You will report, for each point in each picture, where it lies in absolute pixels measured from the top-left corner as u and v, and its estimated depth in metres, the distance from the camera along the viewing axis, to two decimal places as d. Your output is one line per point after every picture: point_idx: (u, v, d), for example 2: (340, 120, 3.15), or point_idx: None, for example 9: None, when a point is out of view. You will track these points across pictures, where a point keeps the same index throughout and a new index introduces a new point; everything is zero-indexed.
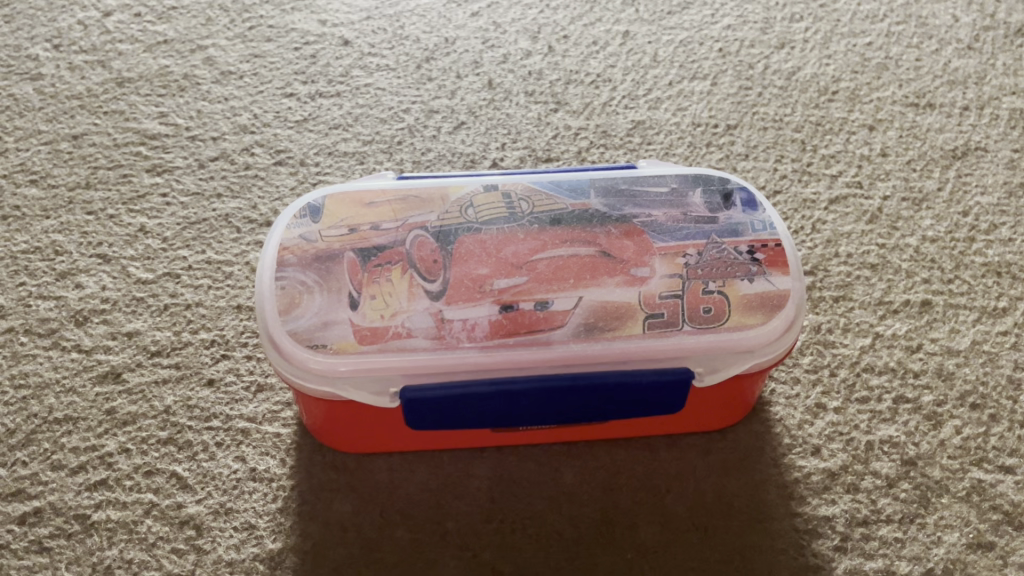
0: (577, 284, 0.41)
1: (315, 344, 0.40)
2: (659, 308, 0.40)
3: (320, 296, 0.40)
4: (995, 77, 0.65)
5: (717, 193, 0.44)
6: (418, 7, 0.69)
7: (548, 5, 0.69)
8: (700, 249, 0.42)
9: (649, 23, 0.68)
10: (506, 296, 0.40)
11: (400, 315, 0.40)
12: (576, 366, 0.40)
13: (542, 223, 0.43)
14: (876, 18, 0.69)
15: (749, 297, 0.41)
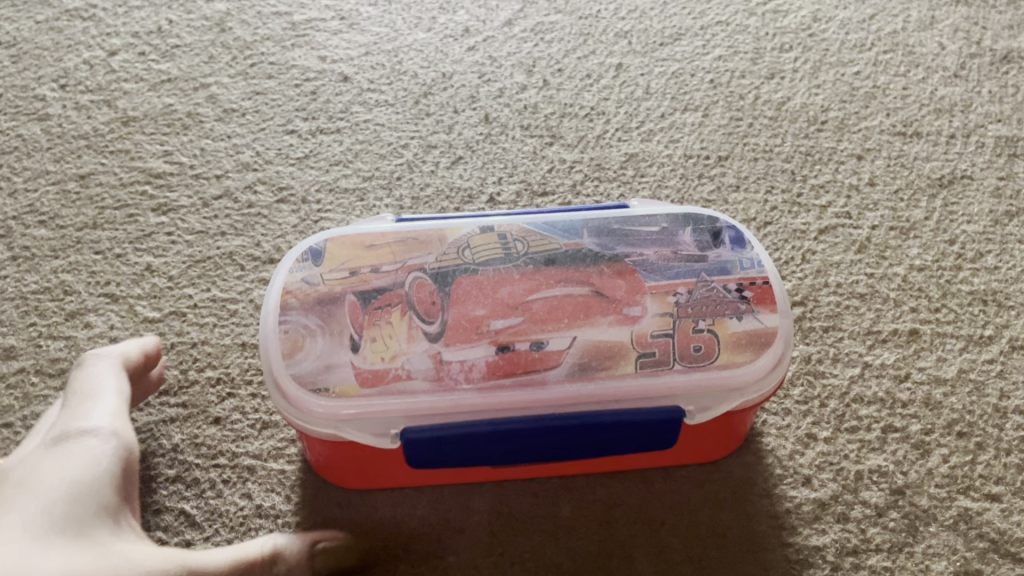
0: (571, 324, 0.42)
1: (318, 386, 0.41)
2: (650, 347, 0.42)
3: (323, 339, 0.42)
4: (981, 104, 0.66)
5: (707, 231, 0.45)
6: (415, 42, 0.70)
7: (543, 39, 0.70)
8: (691, 288, 0.43)
9: (642, 55, 0.69)
10: (503, 336, 0.42)
11: (400, 357, 0.41)
12: (571, 406, 0.41)
13: (538, 263, 0.44)
14: (864, 47, 0.71)
15: (738, 334, 0.42)
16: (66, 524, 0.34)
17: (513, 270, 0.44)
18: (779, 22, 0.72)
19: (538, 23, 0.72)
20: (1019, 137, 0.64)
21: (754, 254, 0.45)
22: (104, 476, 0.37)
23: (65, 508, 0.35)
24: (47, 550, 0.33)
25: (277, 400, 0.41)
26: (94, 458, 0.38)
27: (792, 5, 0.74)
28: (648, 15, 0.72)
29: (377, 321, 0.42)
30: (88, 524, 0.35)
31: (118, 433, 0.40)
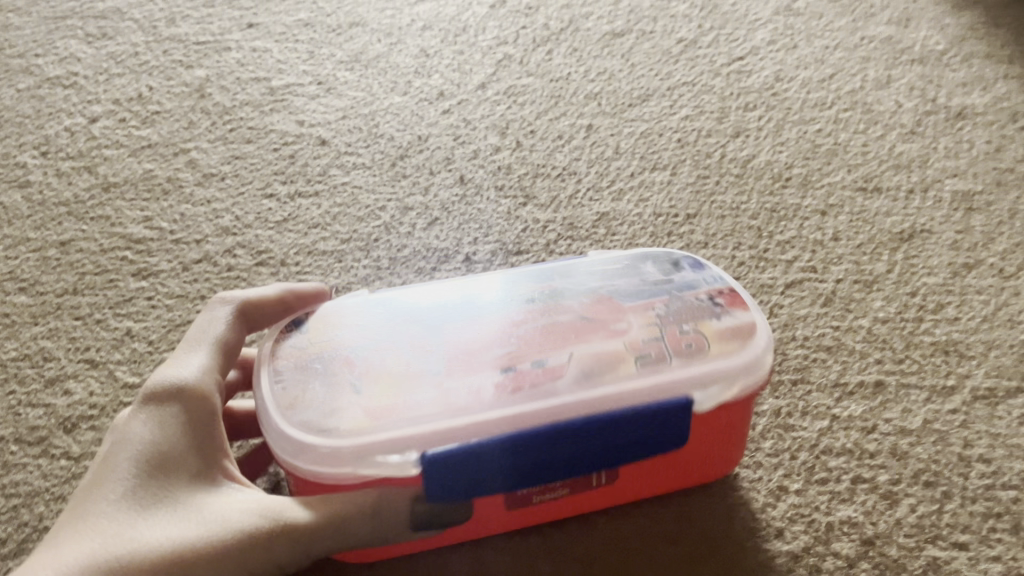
0: (565, 344, 0.44)
1: (327, 426, 0.41)
2: (645, 350, 0.44)
3: (324, 388, 0.43)
4: (937, 160, 0.69)
5: (665, 263, 0.50)
6: (393, 106, 0.73)
7: (517, 101, 0.73)
8: (664, 305, 0.47)
9: (611, 116, 0.72)
10: (503, 363, 0.43)
11: (404, 391, 0.42)
12: (582, 409, 0.41)
13: (521, 305, 0.47)
14: (824, 105, 0.74)
15: (722, 329, 0.45)
16: (156, 494, 0.38)
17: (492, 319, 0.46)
18: (742, 84, 0.76)
19: (512, 87, 0.74)
20: (975, 189, 0.66)
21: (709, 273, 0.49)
22: (184, 442, 0.40)
23: (151, 475, 0.39)
24: (141, 518, 0.37)
25: (284, 448, 0.41)
26: (173, 424, 0.40)
27: (754, 67, 0.77)
28: (617, 77, 0.76)
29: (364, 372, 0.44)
30: (179, 487, 0.39)
31: (209, 391, 0.42)
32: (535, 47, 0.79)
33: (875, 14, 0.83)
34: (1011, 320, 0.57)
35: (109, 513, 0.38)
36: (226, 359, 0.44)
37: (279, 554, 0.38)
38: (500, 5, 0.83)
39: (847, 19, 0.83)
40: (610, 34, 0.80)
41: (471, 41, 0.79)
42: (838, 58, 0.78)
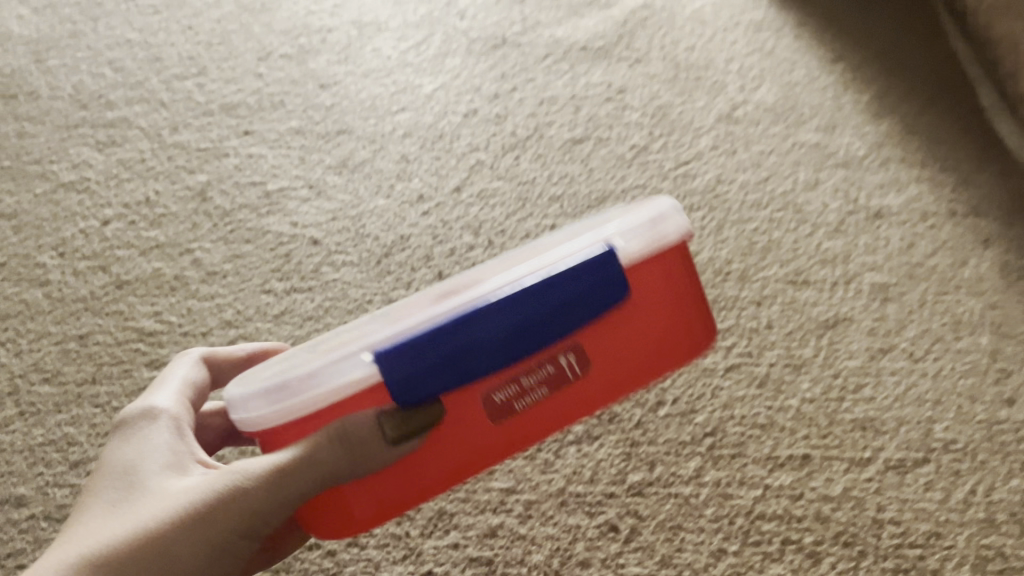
0: (500, 267, 0.47)
1: (281, 369, 0.43)
2: (569, 240, 0.46)
3: (282, 360, 0.46)
4: (859, 255, 0.78)
5: (590, 215, 0.54)
6: (377, 209, 0.81)
7: (487, 203, 0.82)
8: (580, 226, 0.51)
9: (572, 217, 0.82)
10: (444, 295, 0.46)
11: (354, 334, 0.45)
12: (514, 275, 0.42)
13: (461, 274, 0.51)
14: (761, 205, 0.83)
15: (634, 207, 0.47)
16: (121, 497, 0.43)
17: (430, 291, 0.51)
18: (687, 188, 0.86)
19: (483, 190, 0.84)
20: (890, 282, 0.76)
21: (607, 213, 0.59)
22: (149, 449, 0.45)
23: (120, 481, 0.44)
24: (111, 521, 0.42)
25: (244, 394, 0.42)
26: (139, 438, 0.46)
27: (698, 171, 0.88)
28: (577, 180, 0.86)
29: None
30: (145, 485, 0.43)
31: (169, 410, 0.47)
32: (503, 153, 0.88)
33: (805, 122, 0.94)
34: (919, 398, 0.66)
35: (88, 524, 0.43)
36: (195, 389, 0.51)
37: (241, 509, 0.41)
38: (473, 115, 0.93)
39: (780, 126, 0.93)
40: (571, 139, 0.91)
41: (448, 147, 0.89)
42: (773, 162, 0.88)
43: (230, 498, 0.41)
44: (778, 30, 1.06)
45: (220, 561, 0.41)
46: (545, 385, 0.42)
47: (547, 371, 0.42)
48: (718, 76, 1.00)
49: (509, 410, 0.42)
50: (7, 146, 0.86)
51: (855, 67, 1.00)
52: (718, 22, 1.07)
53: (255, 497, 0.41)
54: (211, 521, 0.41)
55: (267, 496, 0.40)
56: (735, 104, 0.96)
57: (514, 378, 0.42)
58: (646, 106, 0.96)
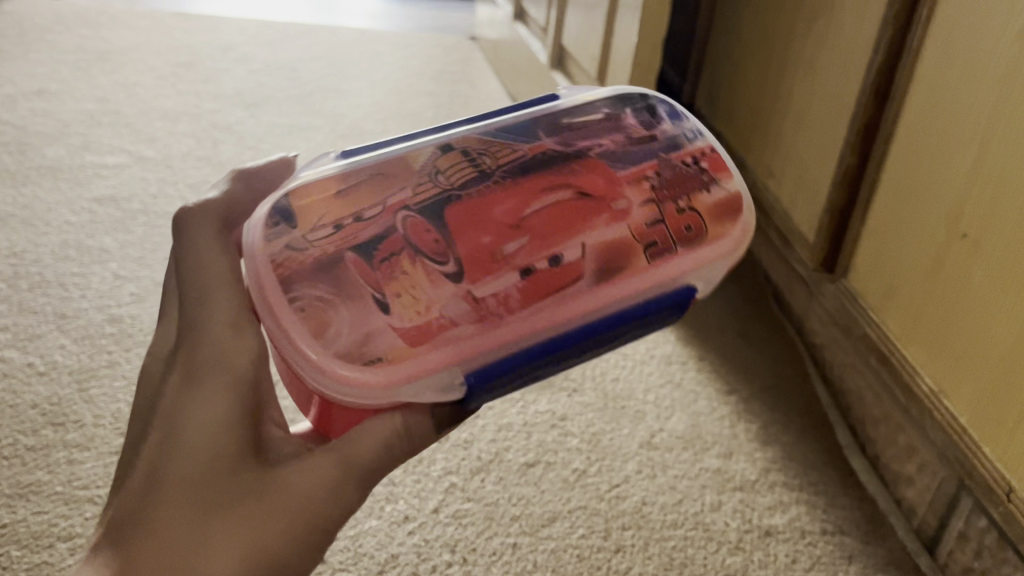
0: (577, 233, 0.65)
1: (369, 358, 0.60)
2: (650, 235, 0.66)
3: (346, 312, 0.61)
4: (755, 569, 0.99)
5: (645, 108, 0.76)
6: (371, 528, 1.01)
7: (460, 522, 1.03)
8: (662, 197, 0.68)
9: (530, 533, 1.02)
10: (522, 263, 0.63)
11: (435, 307, 0.61)
12: (600, 310, 0.65)
13: (514, 174, 0.67)
14: (676, 524, 1.04)
15: (714, 207, 0.69)
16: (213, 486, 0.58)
17: (529, 232, 0.64)
18: (618, 508, 1.05)
19: (456, 511, 1.04)
20: None
21: (694, 126, 0.74)
22: (220, 435, 0.60)
23: (206, 468, 0.58)
24: (210, 506, 0.58)
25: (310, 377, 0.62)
26: (211, 422, 0.60)
27: (626, 492, 1.08)
28: (532, 501, 1.06)
29: (397, 276, 0.61)
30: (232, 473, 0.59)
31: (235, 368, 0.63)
32: (471, 475, 1.09)
33: (709, 448, 1.15)
34: None
35: (182, 515, 0.57)
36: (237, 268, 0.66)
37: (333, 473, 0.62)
38: (444, 440, 1.14)
39: (689, 451, 1.14)
40: (525, 463, 1.11)
41: (426, 470, 1.09)
42: (685, 484, 1.09)
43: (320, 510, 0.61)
44: (683, 363, 1.30)
45: (303, 550, 0.61)
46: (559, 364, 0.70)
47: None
48: (638, 404, 1.21)
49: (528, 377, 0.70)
50: (59, 471, 1.04)
51: (745, 399, 1.23)
52: (636, 354, 1.32)
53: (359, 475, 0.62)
54: (328, 499, 0.61)
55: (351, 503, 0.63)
56: (653, 431, 1.17)
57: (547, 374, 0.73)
58: (583, 432, 1.17)
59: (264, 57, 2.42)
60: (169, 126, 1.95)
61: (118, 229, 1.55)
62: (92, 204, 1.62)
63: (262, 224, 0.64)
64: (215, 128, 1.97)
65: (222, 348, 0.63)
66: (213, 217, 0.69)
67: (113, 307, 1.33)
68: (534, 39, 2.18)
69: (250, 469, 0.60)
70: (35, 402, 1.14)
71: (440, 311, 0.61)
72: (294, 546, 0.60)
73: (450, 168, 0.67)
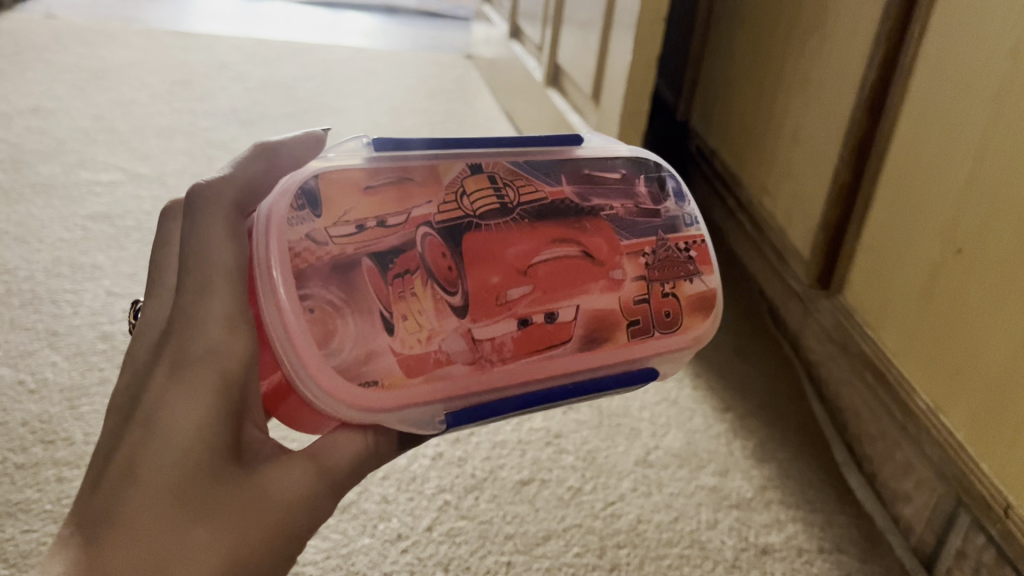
0: (572, 287, 0.66)
1: (367, 378, 0.60)
2: (634, 310, 0.69)
3: (355, 324, 0.59)
4: None
5: (657, 181, 0.77)
6: (364, 547, 1.00)
7: (454, 540, 1.02)
8: (651, 275, 0.70)
9: (524, 552, 1.01)
10: (522, 314, 0.64)
11: (437, 344, 0.61)
12: (579, 372, 0.67)
13: (531, 216, 0.68)
14: (672, 542, 1.03)
15: (693, 298, 0.72)
16: (194, 489, 0.53)
17: (533, 283, 0.65)
18: (614, 527, 1.04)
19: (449, 529, 1.03)
20: None
21: (693, 213, 0.76)
22: (205, 432, 0.54)
23: (189, 468, 0.53)
24: (190, 509, 0.52)
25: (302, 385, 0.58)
26: (197, 418, 0.54)
27: (621, 510, 1.07)
28: (526, 519, 1.05)
29: (407, 297, 0.61)
30: (215, 476, 0.54)
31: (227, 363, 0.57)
32: (465, 493, 1.08)
33: (704, 465, 1.14)
34: None
35: (159, 518, 0.51)
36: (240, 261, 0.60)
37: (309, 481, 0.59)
38: (438, 458, 1.13)
39: (685, 469, 1.13)
40: (519, 481, 1.10)
41: (419, 488, 1.08)
42: (681, 502, 1.08)
43: (292, 519, 0.57)
44: (678, 381, 1.29)
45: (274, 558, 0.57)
46: None
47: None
48: (633, 422, 1.21)
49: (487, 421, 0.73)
50: (48, 489, 1.03)
51: (740, 416, 1.22)
52: None
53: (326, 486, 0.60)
54: (303, 507, 0.58)
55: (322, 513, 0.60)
56: (648, 448, 1.16)
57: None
58: (578, 449, 1.16)
59: (260, 75, 2.42)
60: (164, 144, 1.95)
61: (111, 246, 1.54)
62: (86, 221, 1.62)
63: (284, 209, 0.61)
64: (211, 146, 1.97)
65: (209, 340, 0.57)
66: (227, 200, 0.63)
67: (105, 324, 1.33)
68: (530, 57, 2.19)
69: (230, 472, 0.55)
70: (25, 419, 1.13)
71: (440, 343, 0.62)
72: (267, 555, 0.56)
73: (475, 194, 0.67)
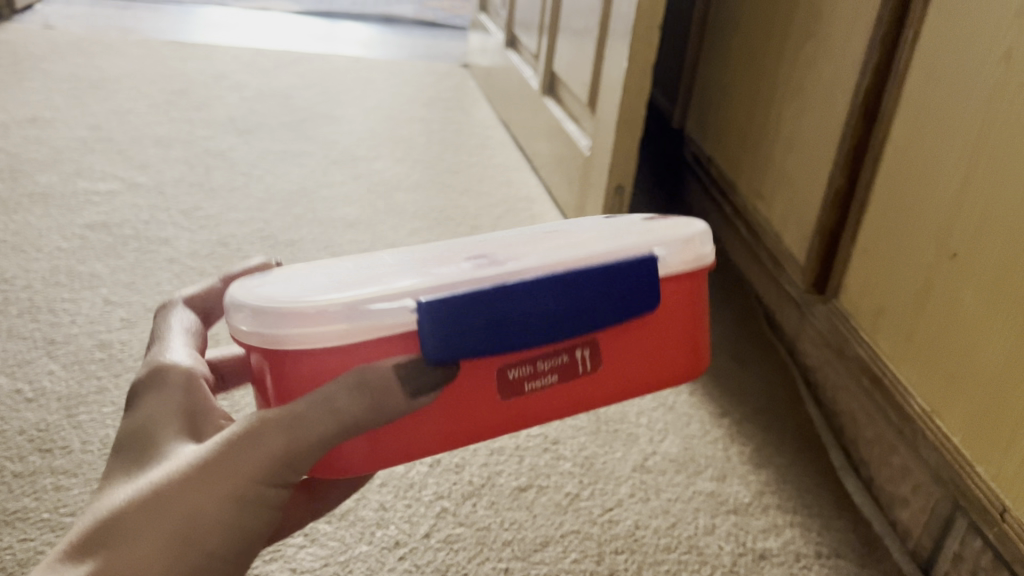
0: (520, 246, 0.77)
1: (329, 288, 0.68)
2: (587, 238, 0.75)
3: (319, 275, 0.72)
4: None
5: None
6: (362, 554, 1.00)
7: (452, 547, 1.02)
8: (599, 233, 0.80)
9: (522, 558, 1.01)
10: (473, 257, 0.73)
11: (392, 271, 0.70)
12: (556, 263, 0.69)
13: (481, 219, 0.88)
14: (670, 548, 1.03)
15: (652, 224, 0.79)
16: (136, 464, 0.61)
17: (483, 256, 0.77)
18: (611, 533, 1.04)
19: (447, 536, 1.03)
20: None
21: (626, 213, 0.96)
22: (155, 423, 0.63)
23: (136, 450, 0.62)
24: (127, 477, 0.59)
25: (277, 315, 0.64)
26: (147, 414, 0.64)
27: (619, 516, 1.07)
28: (524, 526, 1.05)
29: (364, 266, 0.74)
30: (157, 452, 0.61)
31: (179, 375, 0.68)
32: (463, 500, 1.08)
33: (702, 470, 1.14)
34: None
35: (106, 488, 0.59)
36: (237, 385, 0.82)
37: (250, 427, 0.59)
38: (436, 465, 1.14)
39: (682, 475, 1.13)
40: (517, 488, 1.10)
41: (417, 495, 1.09)
42: (679, 508, 1.08)
43: (237, 463, 0.58)
44: (675, 387, 1.29)
45: (242, 506, 0.58)
46: (555, 372, 0.72)
47: (562, 363, 0.72)
48: (630, 428, 1.21)
49: (520, 382, 0.71)
50: (45, 497, 1.03)
51: (737, 422, 1.23)
52: None
53: (267, 439, 0.59)
54: (241, 456, 0.58)
55: (276, 445, 0.59)
56: (645, 454, 1.16)
57: (533, 362, 0.71)
58: (576, 456, 1.16)
59: (257, 84, 2.43)
60: (162, 153, 1.96)
61: (109, 255, 1.54)
62: (83, 230, 1.62)
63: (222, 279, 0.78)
64: (208, 155, 1.98)
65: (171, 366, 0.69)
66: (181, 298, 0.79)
67: (103, 333, 1.33)
68: (526, 66, 2.20)
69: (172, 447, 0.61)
70: (22, 428, 1.13)
71: (396, 274, 0.70)
72: (200, 507, 0.57)
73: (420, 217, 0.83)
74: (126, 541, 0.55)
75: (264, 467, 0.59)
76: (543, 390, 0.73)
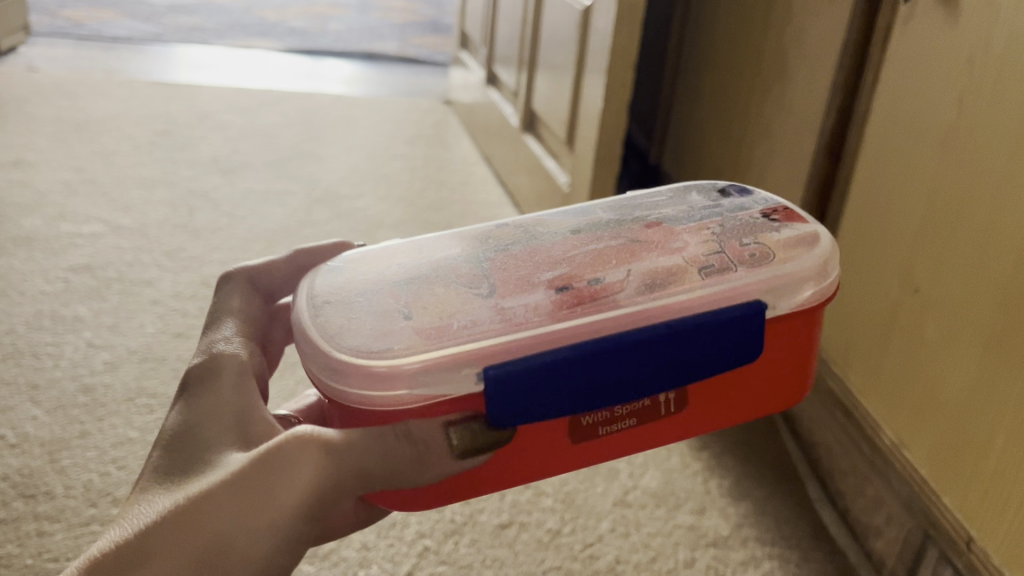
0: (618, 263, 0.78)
1: (388, 348, 0.70)
2: (703, 265, 0.77)
3: (375, 320, 0.73)
4: None
5: None
6: None
7: None
8: (718, 243, 0.81)
9: None
10: (559, 284, 0.75)
11: (459, 317, 0.72)
12: (635, 321, 0.71)
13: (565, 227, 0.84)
14: None
15: (756, 250, 0.80)
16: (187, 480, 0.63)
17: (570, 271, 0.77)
18: (592, 568, 1.06)
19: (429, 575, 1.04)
20: None
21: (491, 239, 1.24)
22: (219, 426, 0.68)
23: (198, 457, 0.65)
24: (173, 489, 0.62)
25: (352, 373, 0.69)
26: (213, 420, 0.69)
27: (599, 552, 1.08)
28: (506, 562, 1.06)
29: (430, 297, 0.75)
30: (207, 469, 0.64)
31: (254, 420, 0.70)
32: (445, 539, 1.09)
33: (681, 504, 1.15)
34: None
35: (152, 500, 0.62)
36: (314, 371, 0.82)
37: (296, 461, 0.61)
38: None
39: (662, 508, 1.15)
40: (499, 525, 1.11)
41: (399, 533, 1.10)
42: (658, 541, 1.10)
43: (271, 495, 0.60)
44: None
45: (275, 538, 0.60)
46: (633, 417, 0.76)
47: (642, 407, 0.76)
48: (611, 463, 1.22)
49: (595, 430, 0.75)
50: (29, 543, 1.04)
51: (716, 454, 1.24)
52: None
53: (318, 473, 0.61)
54: (286, 489, 0.60)
55: (313, 481, 0.60)
56: (626, 489, 1.18)
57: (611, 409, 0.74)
58: (557, 491, 1.17)
59: (241, 123, 2.46)
60: (146, 195, 1.97)
61: (92, 297, 1.56)
62: (67, 273, 1.63)
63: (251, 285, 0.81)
64: (192, 196, 2.00)
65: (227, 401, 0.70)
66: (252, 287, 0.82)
67: (86, 376, 1.34)
68: (506, 103, 2.23)
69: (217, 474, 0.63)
70: (6, 474, 1.14)
71: (465, 317, 0.72)
72: (237, 535, 0.59)
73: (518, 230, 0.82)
74: (158, 556, 0.58)
75: (304, 502, 0.60)
76: (620, 432, 0.76)
